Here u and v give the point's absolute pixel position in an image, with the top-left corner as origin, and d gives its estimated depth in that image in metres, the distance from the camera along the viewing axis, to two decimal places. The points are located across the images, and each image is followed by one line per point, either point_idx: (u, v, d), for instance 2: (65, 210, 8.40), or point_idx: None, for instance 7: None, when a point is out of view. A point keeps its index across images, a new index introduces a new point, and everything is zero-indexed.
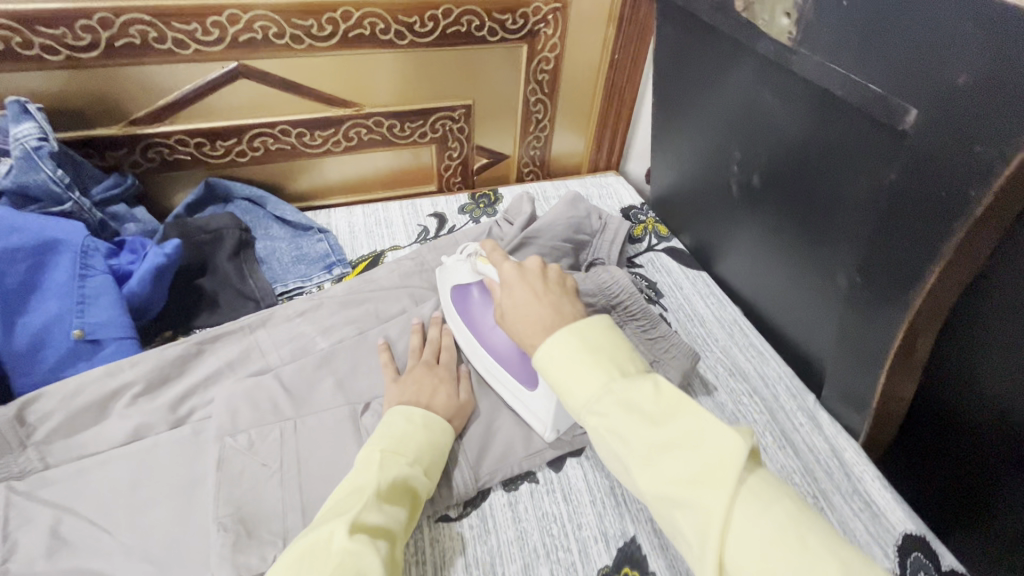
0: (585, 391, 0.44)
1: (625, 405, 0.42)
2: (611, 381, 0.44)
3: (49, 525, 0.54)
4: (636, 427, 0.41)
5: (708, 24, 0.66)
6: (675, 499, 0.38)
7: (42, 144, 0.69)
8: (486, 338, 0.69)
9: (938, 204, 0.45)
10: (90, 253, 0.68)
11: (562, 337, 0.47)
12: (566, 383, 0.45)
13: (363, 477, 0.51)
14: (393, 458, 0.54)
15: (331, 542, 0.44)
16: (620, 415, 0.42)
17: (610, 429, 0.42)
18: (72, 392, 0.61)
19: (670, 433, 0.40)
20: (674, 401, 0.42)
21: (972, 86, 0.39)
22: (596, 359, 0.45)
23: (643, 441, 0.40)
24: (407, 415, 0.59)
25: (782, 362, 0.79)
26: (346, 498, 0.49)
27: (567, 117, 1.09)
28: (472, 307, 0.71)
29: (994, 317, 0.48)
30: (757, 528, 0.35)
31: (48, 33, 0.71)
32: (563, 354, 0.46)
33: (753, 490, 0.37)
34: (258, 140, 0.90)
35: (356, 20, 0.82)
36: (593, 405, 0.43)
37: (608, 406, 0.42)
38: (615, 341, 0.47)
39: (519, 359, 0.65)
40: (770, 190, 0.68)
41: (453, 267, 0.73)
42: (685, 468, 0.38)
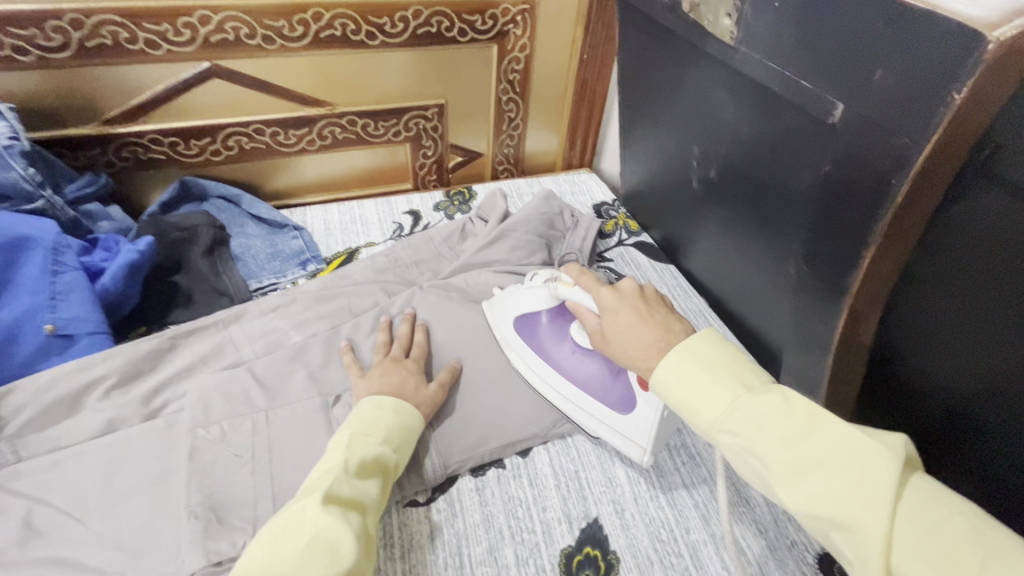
0: (711, 410, 0.46)
1: (757, 423, 0.43)
2: (735, 398, 0.45)
3: (21, 516, 0.55)
4: (770, 446, 0.42)
5: (663, 25, 0.69)
6: (828, 518, 0.38)
7: (12, 143, 0.70)
8: (568, 366, 0.69)
9: (867, 193, 0.48)
10: (62, 250, 0.69)
11: (676, 356, 0.50)
12: (692, 403, 0.47)
13: (333, 457, 0.53)
14: (361, 438, 0.55)
15: (304, 515, 0.46)
16: (756, 431, 0.43)
17: (745, 449, 0.43)
18: (44, 386, 0.62)
19: (813, 451, 0.40)
20: (810, 416, 0.42)
21: (887, 82, 0.42)
22: (719, 376, 0.47)
23: (780, 458, 0.41)
24: (376, 404, 0.59)
25: (743, 350, 0.83)
26: (318, 477, 0.51)
27: (539, 116, 1.12)
28: (540, 336, 0.72)
29: (927, 295, 0.52)
30: (923, 542, 0.35)
31: (19, 34, 0.72)
32: (682, 373, 0.49)
33: (913, 503, 0.37)
34: (232, 140, 0.92)
35: (327, 21, 0.84)
36: (722, 423, 0.45)
37: (737, 424, 0.44)
38: (729, 356, 0.49)
39: (603, 383, 0.67)
40: (726, 184, 0.70)
41: (520, 297, 0.73)
42: (832, 482, 0.39)
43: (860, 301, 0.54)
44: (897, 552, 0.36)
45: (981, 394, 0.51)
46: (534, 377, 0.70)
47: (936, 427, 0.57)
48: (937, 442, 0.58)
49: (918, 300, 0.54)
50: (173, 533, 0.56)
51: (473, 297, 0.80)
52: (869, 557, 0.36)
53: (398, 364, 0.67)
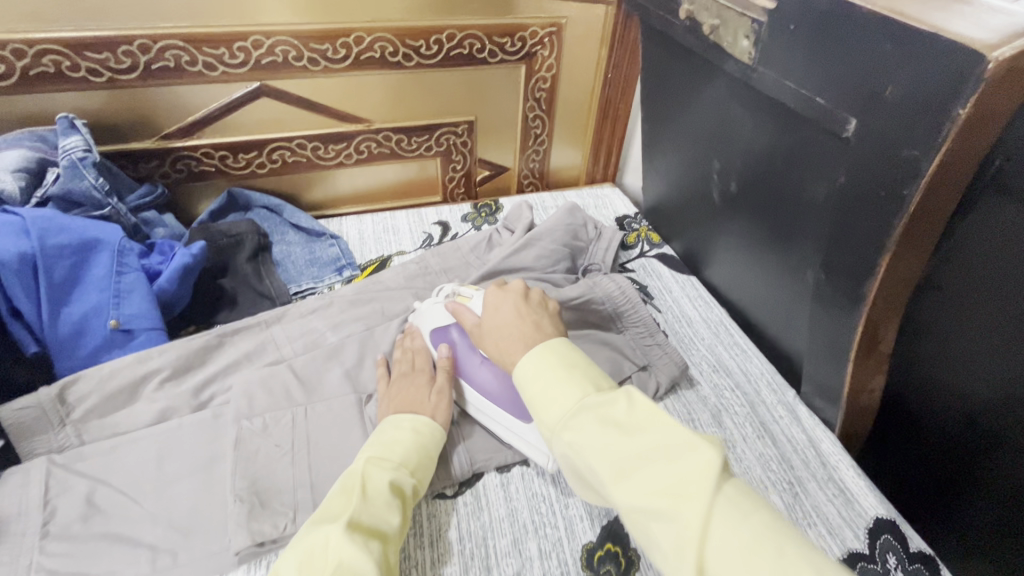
0: (559, 411, 0.47)
1: (597, 419, 0.45)
2: (584, 392, 0.47)
3: (85, 494, 0.60)
4: (608, 438, 0.43)
5: (684, 46, 0.73)
6: (652, 511, 0.39)
7: (87, 155, 0.77)
8: (472, 374, 0.69)
9: (881, 203, 0.50)
10: (126, 252, 0.75)
11: (535, 357, 0.51)
12: (541, 406, 0.48)
13: (350, 479, 0.54)
14: (377, 463, 0.56)
15: (329, 543, 0.48)
16: (594, 427, 0.44)
17: (583, 446, 0.44)
18: (106, 376, 0.67)
19: (640, 446, 0.42)
20: (644, 413, 0.45)
21: (894, 97, 0.45)
22: (570, 373, 0.49)
23: (618, 456, 0.42)
24: (395, 424, 0.61)
25: (764, 360, 0.83)
26: (337, 503, 0.52)
27: (564, 133, 1.16)
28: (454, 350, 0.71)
29: (945, 306, 0.54)
30: (734, 537, 0.36)
31: (94, 58, 0.80)
32: (539, 374, 0.50)
33: (730, 501, 0.38)
34: (277, 154, 0.98)
35: (368, 44, 0.90)
36: (569, 416, 0.46)
37: (584, 421, 0.45)
38: (581, 364, 0.50)
39: (506, 395, 0.66)
40: (746, 198, 0.73)
41: (432, 311, 0.74)
42: (655, 475, 0.40)
43: (876, 309, 0.56)
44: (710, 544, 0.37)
45: (1003, 398, 0.52)
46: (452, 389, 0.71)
47: (954, 430, 0.58)
48: (958, 447, 0.58)
49: (934, 306, 0.55)
50: (221, 515, 0.60)
51: None
52: (683, 555, 0.37)
53: (426, 371, 0.70)
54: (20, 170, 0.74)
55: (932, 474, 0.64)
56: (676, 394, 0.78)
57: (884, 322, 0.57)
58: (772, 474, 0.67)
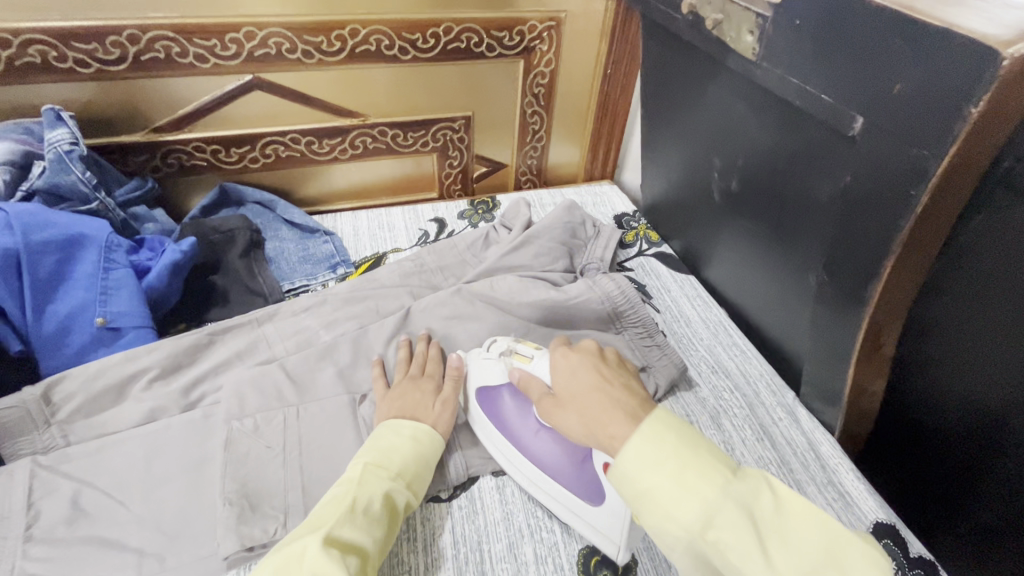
0: (694, 513, 0.39)
1: (746, 518, 0.38)
2: (725, 483, 0.40)
3: (70, 496, 0.58)
4: (769, 552, 0.37)
5: (687, 42, 0.72)
6: None
7: (74, 148, 0.75)
8: (528, 444, 0.62)
9: (887, 203, 0.49)
10: (113, 249, 0.73)
11: (641, 438, 0.44)
12: (667, 498, 0.40)
13: (343, 488, 0.53)
14: (373, 472, 0.55)
15: (304, 554, 0.46)
16: (745, 530, 0.37)
17: (731, 553, 0.37)
18: (92, 375, 0.66)
19: (807, 556, 0.36)
20: (798, 510, 0.39)
21: (902, 95, 0.44)
22: (694, 454, 0.42)
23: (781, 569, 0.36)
24: (395, 429, 0.60)
25: (764, 361, 0.82)
26: (324, 512, 0.51)
27: (563, 129, 1.14)
28: (504, 416, 0.65)
29: (950, 309, 0.53)
30: None
31: (81, 48, 0.78)
32: (655, 463, 0.42)
33: None
34: (270, 148, 0.96)
35: (363, 37, 0.88)
36: (710, 518, 0.38)
37: (729, 520, 0.38)
38: (700, 444, 0.43)
39: (573, 470, 0.59)
40: (748, 197, 0.72)
41: (481, 366, 0.68)
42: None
43: (880, 312, 0.55)
44: None
45: (1011, 404, 0.51)
46: (502, 460, 0.64)
47: (958, 435, 0.57)
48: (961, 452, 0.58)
49: (938, 309, 0.54)
50: (210, 518, 0.58)
51: (499, 300, 0.80)
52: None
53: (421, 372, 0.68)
54: (7, 162, 0.72)
55: (934, 477, 0.63)
56: (675, 396, 0.77)
57: (887, 325, 0.56)
58: None
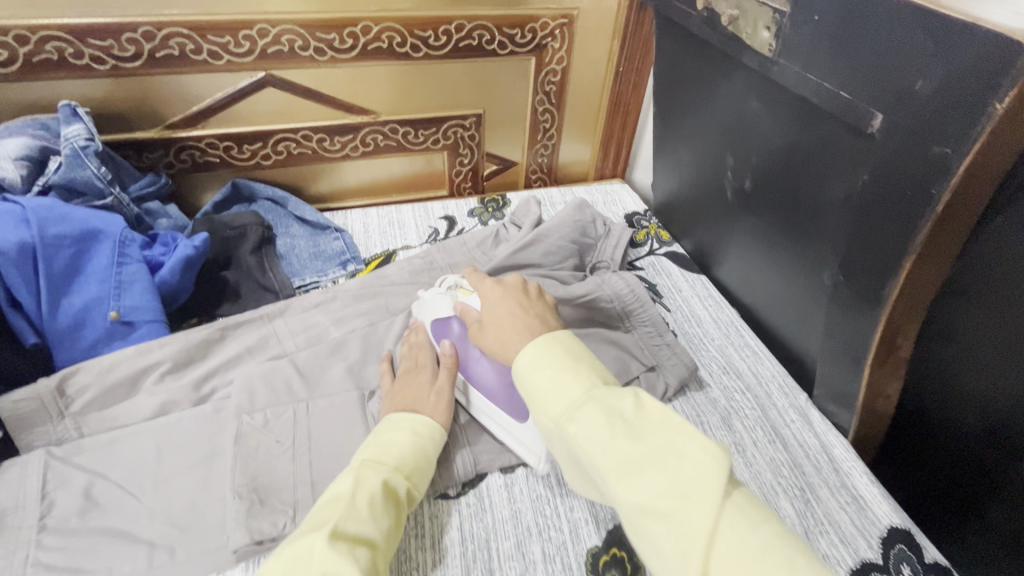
0: (565, 404, 0.45)
1: (606, 412, 0.44)
2: (593, 386, 0.46)
3: (83, 487, 0.59)
4: (618, 435, 0.42)
5: (701, 38, 0.71)
6: (657, 510, 0.38)
7: (89, 144, 0.76)
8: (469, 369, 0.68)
9: (905, 202, 0.48)
10: (127, 243, 0.74)
11: (537, 349, 0.49)
12: (545, 394, 0.47)
13: (342, 485, 0.53)
14: (371, 467, 0.55)
15: (311, 552, 0.46)
16: (601, 419, 0.43)
17: (587, 438, 0.43)
18: (106, 368, 0.67)
19: (652, 442, 0.41)
20: (655, 410, 0.44)
21: (925, 91, 0.43)
22: (575, 365, 0.48)
23: (622, 453, 0.41)
24: (393, 424, 0.60)
25: (776, 362, 0.81)
26: (328, 508, 0.51)
27: (574, 127, 1.14)
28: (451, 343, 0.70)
29: (966, 310, 0.52)
30: (743, 544, 0.36)
31: (97, 45, 0.79)
32: (542, 367, 0.48)
33: (736, 507, 0.38)
34: (282, 145, 0.97)
35: (375, 34, 0.88)
36: (578, 407, 0.44)
37: (590, 412, 0.44)
38: (586, 357, 0.50)
39: (504, 391, 0.65)
40: (760, 195, 0.71)
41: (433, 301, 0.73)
42: (662, 472, 0.40)
43: (896, 313, 0.54)
44: (717, 547, 0.37)
45: None
46: None
47: (971, 438, 0.57)
48: (972, 454, 0.57)
49: (955, 311, 0.53)
50: (220, 511, 0.59)
51: None
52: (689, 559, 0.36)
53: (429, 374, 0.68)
54: (22, 157, 0.73)
55: (949, 483, 0.61)
56: (684, 396, 0.76)
57: (904, 327, 0.55)
58: (782, 480, 0.66)
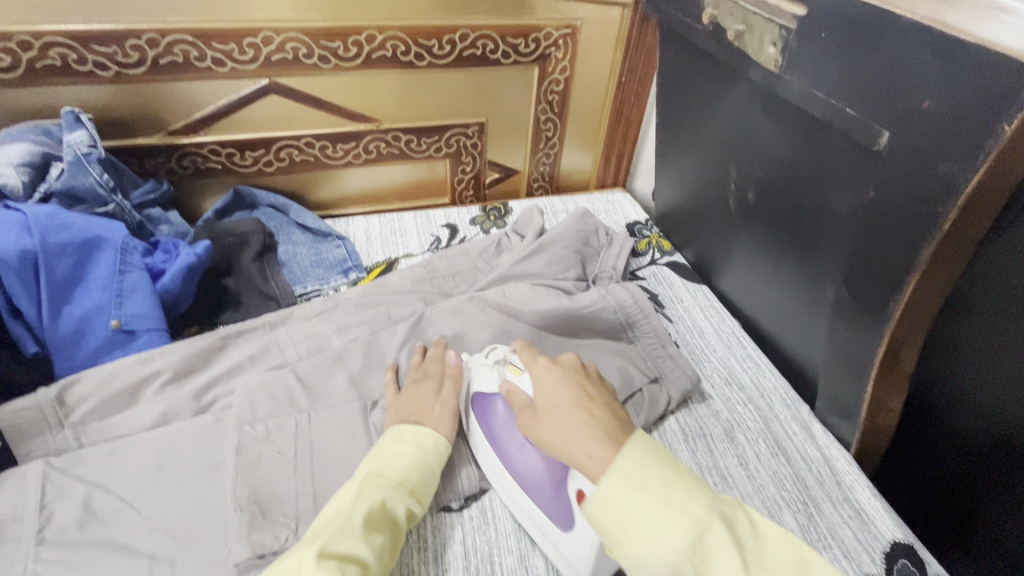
0: (672, 540, 0.40)
1: (729, 547, 0.39)
2: (701, 511, 0.41)
3: (82, 498, 0.58)
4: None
5: (706, 52, 0.71)
6: None
7: (92, 151, 0.76)
8: (512, 456, 0.60)
9: (911, 220, 0.49)
10: (129, 251, 0.73)
11: (623, 469, 0.44)
12: (646, 526, 0.41)
13: (342, 501, 0.53)
14: (373, 481, 0.54)
15: (300, 569, 0.45)
16: (730, 557, 0.39)
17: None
18: (106, 376, 0.66)
19: (777, 573, 0.39)
20: (761, 530, 0.42)
21: (932, 110, 0.44)
22: (663, 479, 0.43)
23: None
24: (399, 437, 0.60)
25: (777, 373, 0.81)
26: (324, 523, 0.51)
27: (577, 136, 1.14)
28: (493, 422, 0.63)
29: (973, 325, 0.52)
30: None
31: (101, 51, 0.78)
32: (632, 490, 0.43)
33: None
34: (284, 152, 0.97)
35: (380, 42, 0.88)
36: (697, 540, 0.40)
37: (715, 548, 0.39)
38: (676, 478, 0.44)
39: (550, 490, 0.57)
40: (764, 208, 0.71)
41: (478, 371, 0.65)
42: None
43: (901, 329, 0.54)
44: None
45: None
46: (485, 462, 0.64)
47: (972, 450, 0.56)
48: (973, 464, 0.57)
49: (961, 324, 0.53)
50: (221, 523, 0.58)
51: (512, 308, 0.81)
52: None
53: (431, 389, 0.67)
54: (24, 163, 0.73)
55: (951, 495, 0.62)
56: (687, 407, 0.76)
57: (909, 344, 0.55)
58: (785, 494, 0.65)
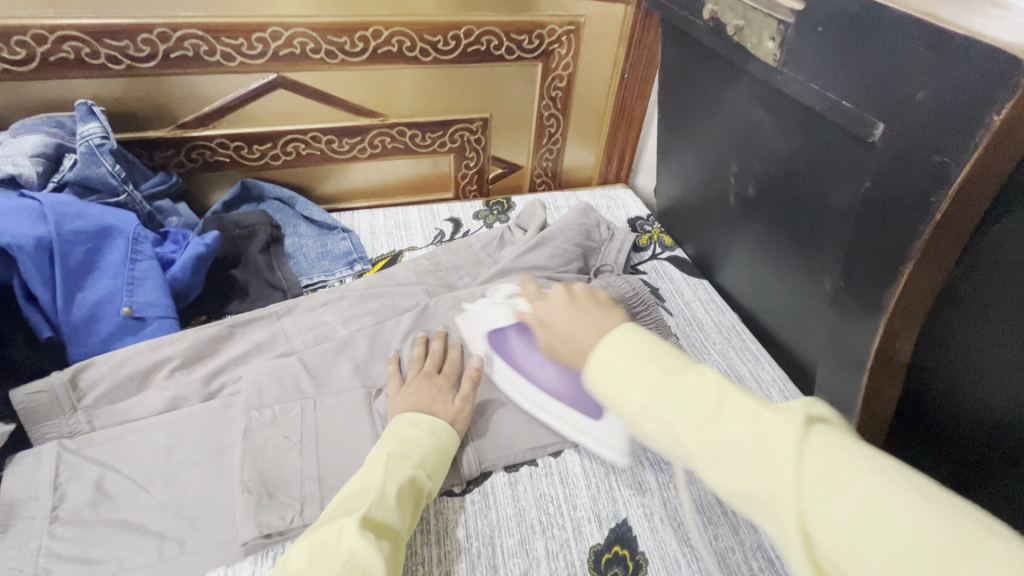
0: (638, 399, 0.40)
1: (670, 406, 0.39)
2: (654, 379, 0.40)
3: (94, 479, 0.60)
4: (693, 429, 0.37)
5: (707, 47, 0.73)
6: (747, 495, 0.34)
7: (104, 142, 0.77)
8: (535, 375, 0.68)
9: (905, 211, 0.50)
10: (140, 240, 0.75)
11: (599, 348, 0.44)
12: (608, 397, 0.42)
13: (369, 475, 0.54)
14: (397, 459, 0.56)
15: (341, 536, 0.47)
16: (672, 414, 0.38)
17: (665, 433, 0.39)
18: (118, 362, 0.68)
19: (727, 426, 0.36)
20: (722, 388, 0.38)
21: (925, 102, 0.45)
22: (639, 355, 0.42)
23: (697, 439, 0.37)
24: (413, 421, 0.61)
25: (776, 366, 0.82)
26: (355, 495, 0.52)
27: (579, 132, 1.15)
28: (512, 352, 0.70)
29: (961, 316, 0.52)
30: (847, 513, 0.30)
31: (113, 45, 0.80)
32: (612, 364, 0.42)
33: (828, 471, 0.32)
34: (291, 146, 0.98)
35: (386, 38, 0.90)
36: (640, 408, 0.40)
37: (654, 409, 0.39)
38: (639, 351, 0.43)
39: (577, 392, 0.66)
40: (764, 202, 0.72)
41: (487, 311, 0.73)
42: (740, 448, 0.35)
43: (896, 318, 0.55)
44: (815, 521, 0.31)
45: (1012, 417, 0.50)
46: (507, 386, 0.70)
47: (964, 444, 0.57)
48: (963, 458, 0.58)
49: (948, 318, 0.53)
50: (229, 504, 0.60)
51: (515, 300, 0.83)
52: (786, 530, 0.32)
53: (435, 379, 0.68)
54: (38, 155, 0.74)
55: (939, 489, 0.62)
56: None
57: (903, 332, 0.56)
58: None
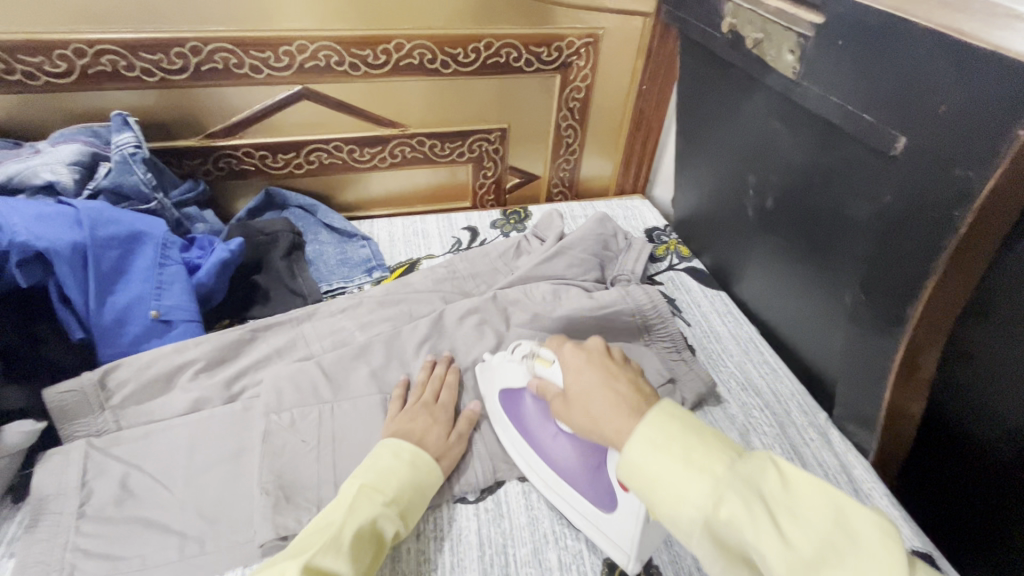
0: (701, 485, 0.37)
1: (749, 495, 0.35)
2: (721, 466, 0.38)
3: (119, 477, 0.62)
4: (776, 526, 0.34)
5: (726, 59, 0.73)
6: None
7: (137, 151, 0.81)
8: (548, 448, 0.63)
9: (928, 225, 0.49)
10: (169, 246, 0.77)
11: (647, 424, 0.42)
12: (669, 484, 0.39)
13: (332, 515, 0.52)
14: (367, 495, 0.54)
15: None
16: (748, 504, 0.35)
17: (740, 534, 0.34)
18: (144, 364, 0.70)
19: (821, 524, 0.34)
20: (801, 481, 0.36)
21: (948, 116, 0.44)
22: (694, 442, 0.40)
23: (787, 539, 0.33)
24: (393, 451, 0.60)
25: (795, 381, 0.81)
26: (311, 535, 0.50)
27: (596, 143, 1.16)
28: (524, 416, 0.66)
29: (992, 332, 0.50)
30: None
31: (148, 58, 0.83)
32: (658, 443, 0.41)
33: None
34: (314, 155, 1.01)
35: (407, 51, 0.92)
36: (715, 497, 0.36)
37: (729, 496, 0.36)
38: (696, 438, 0.40)
39: (587, 476, 0.59)
40: (783, 215, 0.72)
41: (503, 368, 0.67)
42: (843, 555, 0.32)
43: (921, 333, 0.54)
44: None
45: None
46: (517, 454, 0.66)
47: (999, 466, 0.54)
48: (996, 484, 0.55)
49: (976, 333, 0.52)
50: (247, 506, 0.61)
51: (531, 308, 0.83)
52: None
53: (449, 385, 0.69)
54: (75, 163, 0.77)
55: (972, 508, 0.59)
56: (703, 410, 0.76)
57: (926, 347, 0.55)
58: None
